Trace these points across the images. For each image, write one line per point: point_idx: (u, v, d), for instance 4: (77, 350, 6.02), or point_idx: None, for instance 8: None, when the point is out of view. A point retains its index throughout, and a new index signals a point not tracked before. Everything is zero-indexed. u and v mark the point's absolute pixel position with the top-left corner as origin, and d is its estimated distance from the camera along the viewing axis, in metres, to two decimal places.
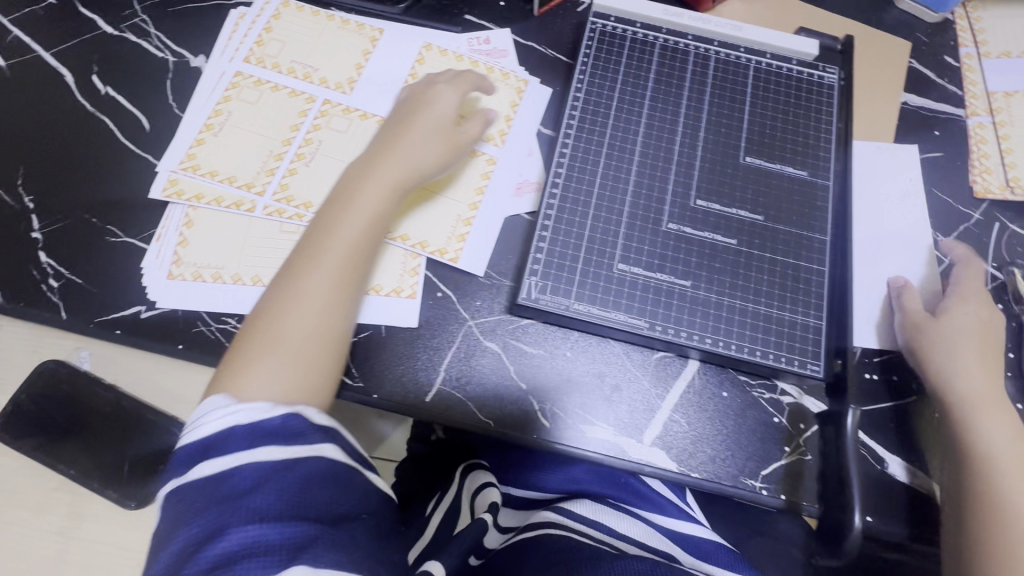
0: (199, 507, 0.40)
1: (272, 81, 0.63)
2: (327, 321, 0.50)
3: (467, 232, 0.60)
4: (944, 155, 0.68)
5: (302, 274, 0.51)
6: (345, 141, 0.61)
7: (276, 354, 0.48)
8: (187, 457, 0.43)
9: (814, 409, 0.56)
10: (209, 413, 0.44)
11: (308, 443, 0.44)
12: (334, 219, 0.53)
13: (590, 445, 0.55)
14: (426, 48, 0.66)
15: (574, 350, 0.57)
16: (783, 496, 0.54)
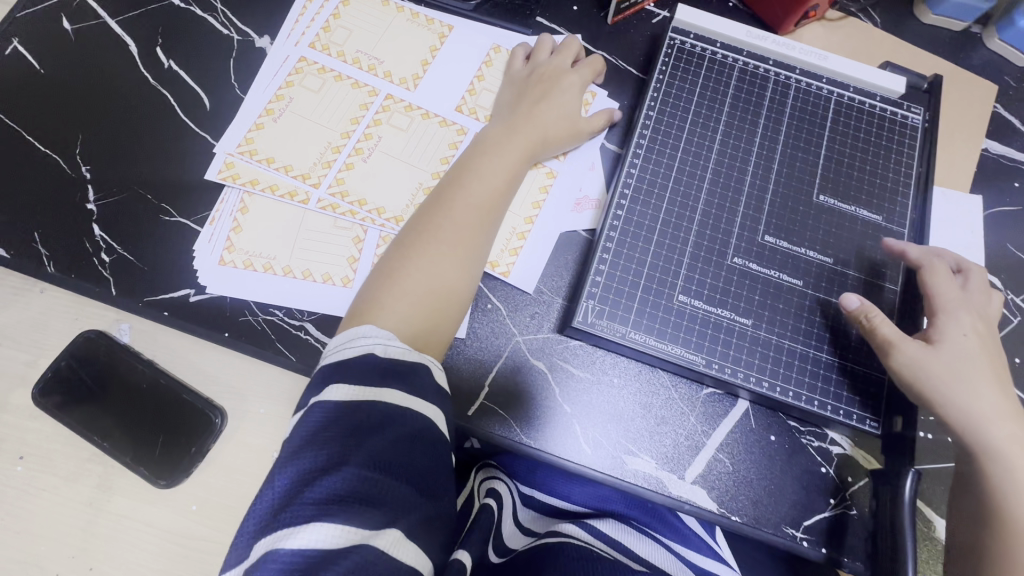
0: (327, 431, 0.40)
1: (336, 70, 0.62)
2: (458, 280, 0.51)
3: (520, 247, 0.59)
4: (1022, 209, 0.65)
5: (426, 242, 0.52)
6: (405, 139, 0.60)
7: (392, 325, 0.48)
8: (324, 379, 0.43)
9: (864, 463, 0.55)
10: (350, 341, 0.45)
11: (425, 399, 0.44)
12: (454, 190, 0.54)
13: (629, 476, 0.53)
14: (494, 50, 0.65)
15: (623, 377, 0.56)
16: (825, 549, 0.52)
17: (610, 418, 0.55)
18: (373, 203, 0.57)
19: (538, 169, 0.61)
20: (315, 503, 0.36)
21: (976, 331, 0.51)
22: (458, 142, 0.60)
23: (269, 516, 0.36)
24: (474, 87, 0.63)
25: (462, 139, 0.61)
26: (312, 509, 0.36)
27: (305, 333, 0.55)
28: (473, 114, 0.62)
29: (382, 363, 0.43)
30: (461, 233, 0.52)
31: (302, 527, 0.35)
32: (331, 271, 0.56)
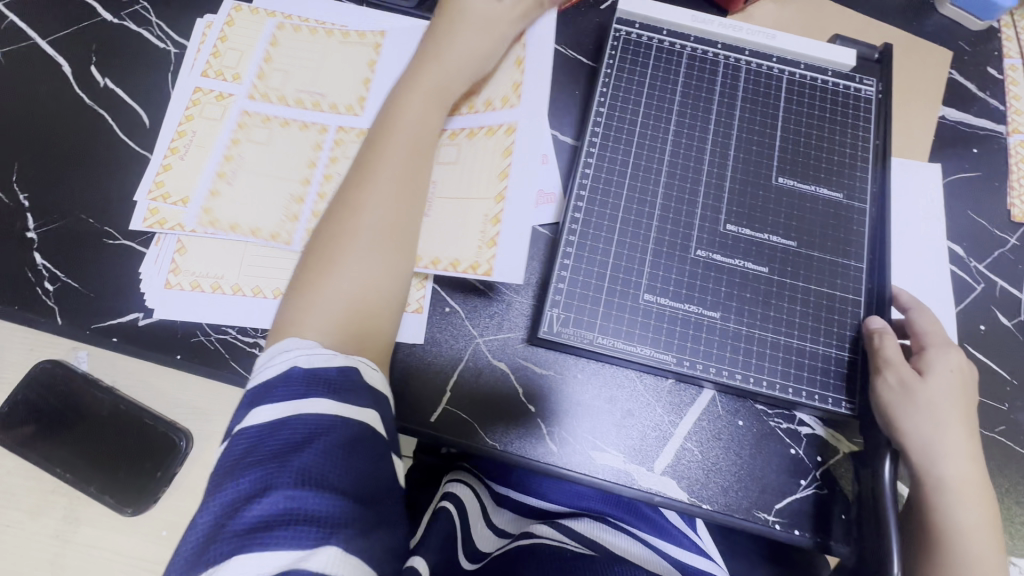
0: (255, 455, 0.38)
1: (400, 104, 0.58)
2: (375, 277, 0.49)
3: (497, 235, 0.54)
4: (981, 176, 0.64)
5: (348, 227, 0.50)
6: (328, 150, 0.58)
7: (316, 317, 0.46)
8: (248, 400, 0.41)
9: (836, 442, 0.54)
10: (270, 357, 0.42)
11: (356, 406, 0.41)
12: (367, 169, 0.52)
13: (598, 472, 0.53)
14: (380, 36, 0.62)
15: (590, 372, 0.55)
16: (799, 532, 0.52)
17: (577, 414, 0.54)
18: (309, 220, 0.56)
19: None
20: (237, 535, 0.34)
21: (965, 373, 0.51)
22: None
23: (200, 550, 0.35)
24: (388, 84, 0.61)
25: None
26: (232, 543, 0.33)
27: (260, 350, 0.54)
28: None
29: (307, 375, 0.41)
30: (381, 215, 0.50)
31: (223, 564, 0.33)
32: (281, 286, 0.55)
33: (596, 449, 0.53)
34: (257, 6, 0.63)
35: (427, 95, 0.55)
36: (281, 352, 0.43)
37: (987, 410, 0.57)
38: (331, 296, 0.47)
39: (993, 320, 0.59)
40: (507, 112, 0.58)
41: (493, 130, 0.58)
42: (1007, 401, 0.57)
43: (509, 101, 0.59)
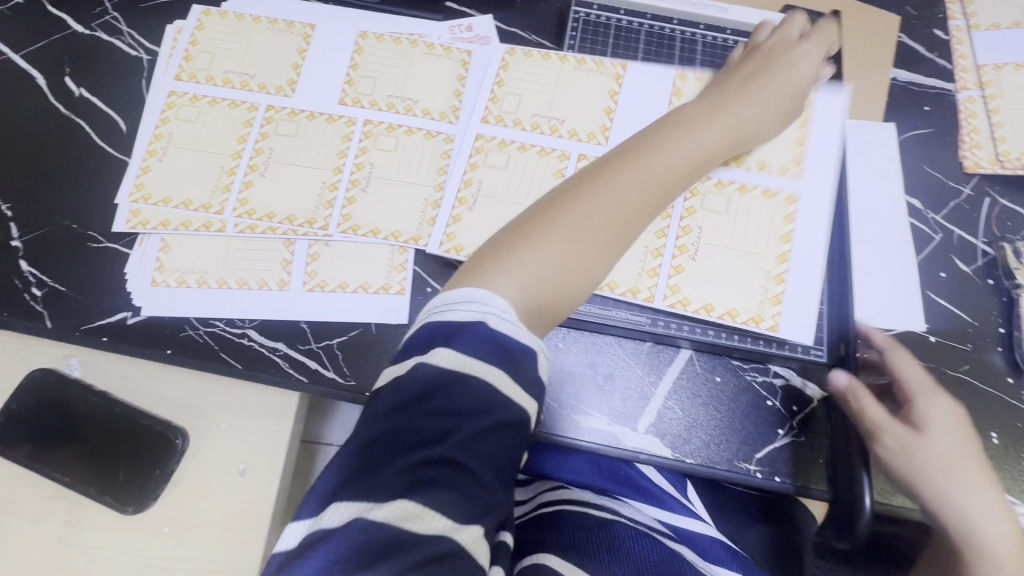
0: (409, 408, 0.34)
1: (517, 140, 0.61)
2: (571, 281, 0.43)
3: (780, 293, 0.57)
4: (933, 132, 0.67)
5: (600, 206, 0.45)
6: (298, 144, 0.60)
7: (513, 268, 0.41)
8: (432, 338, 0.37)
9: (810, 391, 0.57)
10: (467, 302, 0.38)
11: (526, 389, 0.36)
12: (605, 166, 0.47)
13: (584, 435, 0.55)
14: (362, 37, 0.65)
15: (570, 339, 0.57)
16: (779, 479, 0.54)
17: (560, 380, 0.56)
18: (282, 213, 0.58)
19: (435, 138, 0.62)
20: (401, 478, 0.32)
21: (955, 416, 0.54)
22: (350, 133, 0.61)
23: (336, 489, 0.33)
24: (352, 78, 0.63)
25: (353, 129, 0.61)
26: (396, 485, 0.32)
27: (248, 340, 0.55)
28: (358, 103, 0.62)
29: (490, 337, 0.36)
30: (624, 198, 0.45)
31: (383, 502, 0.31)
32: (266, 277, 0.56)
33: (582, 413, 0.55)
34: (226, 9, 0.65)
35: (739, 117, 0.53)
36: (460, 296, 0.38)
37: (951, 351, 0.59)
38: (515, 267, 0.41)
39: (952, 266, 0.62)
40: (788, 181, 0.60)
41: (771, 195, 0.59)
42: (970, 341, 0.60)
43: (788, 171, 0.60)
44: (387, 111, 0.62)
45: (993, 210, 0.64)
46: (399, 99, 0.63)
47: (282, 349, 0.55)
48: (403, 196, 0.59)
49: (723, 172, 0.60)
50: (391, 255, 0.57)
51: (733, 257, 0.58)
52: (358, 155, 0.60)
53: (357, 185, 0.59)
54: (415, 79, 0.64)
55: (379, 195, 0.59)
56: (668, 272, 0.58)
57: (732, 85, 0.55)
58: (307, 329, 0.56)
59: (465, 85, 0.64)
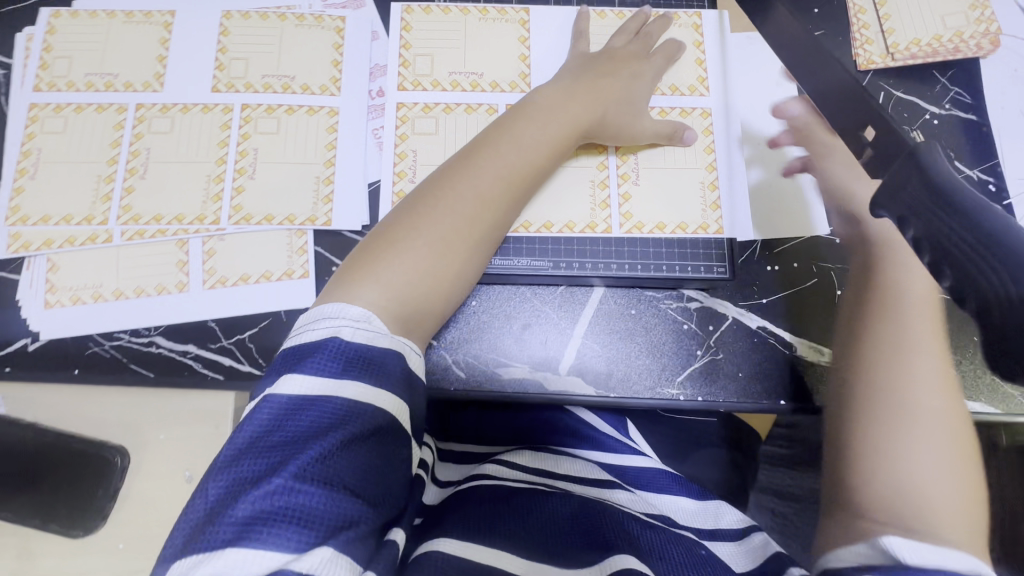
0: (266, 438, 0.37)
1: (441, 102, 0.61)
2: (447, 261, 0.51)
3: (717, 199, 0.61)
4: (826, 33, 0.66)
5: (449, 208, 0.52)
6: (174, 141, 0.58)
7: (383, 277, 0.48)
8: (280, 369, 0.41)
9: (721, 308, 0.58)
10: (320, 320, 0.43)
11: (383, 391, 0.41)
12: (467, 166, 0.54)
13: (507, 387, 0.55)
14: (226, 18, 0.62)
15: (482, 296, 0.57)
16: (701, 398, 0.55)
17: (479, 337, 0.56)
18: (169, 214, 0.56)
19: (318, 113, 0.60)
20: (239, 523, 0.33)
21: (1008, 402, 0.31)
22: (229, 120, 0.59)
23: (192, 534, 0.34)
24: (222, 62, 0.60)
25: (232, 116, 0.59)
26: (234, 530, 0.33)
27: (156, 347, 0.54)
28: (231, 88, 0.60)
29: (345, 348, 0.41)
30: (477, 192, 0.53)
31: (218, 554, 0.32)
32: (163, 282, 0.55)
33: (502, 366, 0.56)
34: (76, 9, 0.61)
35: (585, 106, 0.58)
36: (315, 316, 0.44)
37: None
38: (383, 276, 0.48)
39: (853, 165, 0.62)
40: (698, 98, 0.64)
41: (689, 112, 0.63)
42: None
43: (697, 90, 0.64)
44: (264, 92, 0.60)
45: (889, 104, 0.64)
46: (276, 78, 0.60)
47: (192, 350, 0.54)
48: (292, 177, 0.58)
49: (660, 100, 0.64)
50: (288, 240, 0.56)
51: (672, 180, 0.61)
52: (241, 142, 0.58)
53: (244, 173, 0.57)
54: (289, 54, 0.61)
55: (269, 181, 0.57)
56: (618, 200, 0.61)
57: (594, 71, 0.60)
58: (216, 328, 0.55)
59: (343, 53, 0.62)
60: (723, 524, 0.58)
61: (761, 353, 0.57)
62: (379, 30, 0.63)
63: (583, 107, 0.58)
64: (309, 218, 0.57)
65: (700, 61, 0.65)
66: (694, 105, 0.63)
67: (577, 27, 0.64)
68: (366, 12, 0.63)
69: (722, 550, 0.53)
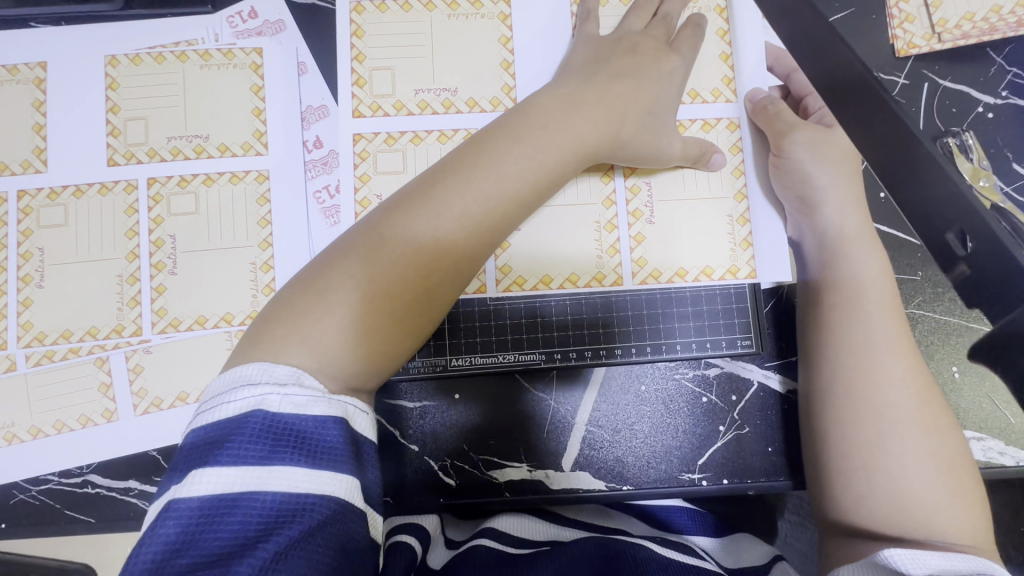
0: (171, 564, 0.26)
1: (407, 131, 0.47)
2: (400, 309, 0.38)
3: (749, 234, 0.48)
4: (856, 12, 0.54)
5: (393, 254, 0.38)
6: (71, 234, 0.47)
7: (312, 336, 0.35)
8: (188, 462, 0.30)
9: (746, 373, 0.49)
10: (233, 389, 0.32)
11: (331, 471, 0.31)
12: (430, 191, 0.40)
13: (504, 492, 0.48)
14: (111, 64, 0.49)
15: (466, 389, 0.49)
16: (726, 481, 0.48)
17: (465, 437, 0.49)
18: (79, 328, 0.46)
19: (243, 180, 0.49)
20: None
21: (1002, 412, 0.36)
22: (134, 202, 0.48)
23: None
24: (116, 126, 0.49)
25: (138, 195, 0.48)
26: None
27: (91, 487, 0.46)
28: (132, 159, 0.48)
29: (271, 425, 0.30)
30: (433, 235, 0.39)
31: None
32: (87, 411, 0.46)
33: (496, 467, 0.48)
34: None
35: (586, 118, 0.44)
36: (228, 385, 0.33)
37: (902, 286, 0.51)
38: (311, 336, 0.35)
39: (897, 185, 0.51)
40: (726, 106, 0.49)
41: (712, 125, 0.49)
42: (920, 270, 0.51)
43: (722, 95, 0.50)
44: (173, 160, 0.49)
45: (934, 97, 0.53)
46: (185, 140, 0.49)
47: (135, 487, 0.47)
48: (221, 266, 0.48)
49: (682, 110, 0.49)
50: (227, 345, 0.47)
51: (692, 217, 0.48)
52: (153, 229, 0.48)
53: (163, 268, 0.47)
54: (197, 106, 0.49)
55: (193, 274, 0.47)
56: (629, 245, 0.47)
57: (607, 68, 0.46)
58: (159, 457, 0.47)
59: (264, 98, 0.50)
60: (745, 562, 0.45)
61: (792, 424, 0.49)
62: (305, 59, 0.51)
63: (583, 132, 0.43)
64: (249, 315, 0.47)
65: (725, 55, 0.50)
66: (719, 115, 0.49)
67: (584, 4, 0.48)
68: (286, 36, 0.51)
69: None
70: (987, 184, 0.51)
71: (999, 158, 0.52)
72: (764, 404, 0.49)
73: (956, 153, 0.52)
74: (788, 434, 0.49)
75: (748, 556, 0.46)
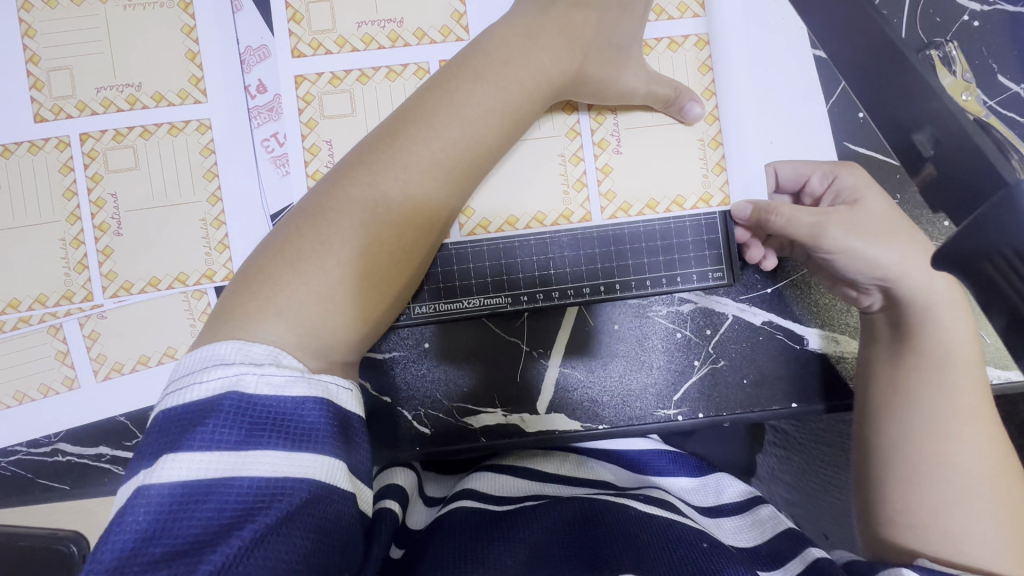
0: (141, 554, 0.24)
1: (353, 68, 0.44)
2: (373, 269, 0.35)
3: (722, 158, 0.46)
4: None
5: (364, 212, 0.35)
6: (4, 197, 0.45)
7: (287, 308, 0.32)
8: (156, 447, 0.27)
9: (718, 306, 0.48)
10: (202, 369, 0.29)
11: (315, 455, 0.28)
12: (394, 144, 0.37)
13: (480, 438, 0.48)
14: (24, 9, 0.45)
15: (441, 340, 0.48)
16: (701, 414, 0.48)
17: (442, 387, 0.48)
18: (27, 297, 0.45)
19: (184, 131, 0.46)
20: None
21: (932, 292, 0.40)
22: (68, 159, 0.45)
23: None
24: (39, 78, 0.45)
25: (71, 152, 0.45)
26: None
27: (62, 455, 0.46)
28: (60, 113, 0.45)
29: (247, 407, 0.28)
30: (403, 189, 0.36)
31: None
32: (46, 381, 0.45)
33: (471, 414, 0.48)
34: None
35: (544, 42, 0.40)
36: (198, 364, 0.29)
37: None
38: (287, 307, 0.32)
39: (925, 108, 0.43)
40: (693, 23, 0.46)
41: (680, 44, 0.46)
42: (900, 193, 0.49)
43: (690, 10, 0.46)
44: (104, 112, 0.45)
45: (915, 6, 0.50)
46: (115, 90, 0.45)
47: (107, 452, 0.46)
48: (169, 225, 0.45)
49: (647, 29, 0.46)
50: (186, 306, 0.45)
51: (661, 145, 0.45)
52: (92, 188, 0.45)
53: (107, 229, 0.45)
54: (125, 52, 0.45)
55: (141, 235, 0.45)
56: (596, 177, 0.45)
57: None
58: (128, 423, 0.46)
59: (198, 39, 0.46)
60: (726, 499, 0.45)
61: (765, 353, 0.49)
62: None
63: (542, 64, 0.40)
64: (206, 273, 0.46)
65: None
66: (687, 33, 0.46)
67: None
68: None
69: (724, 527, 0.42)
70: (971, 97, 0.49)
71: (983, 69, 0.50)
72: (734, 333, 0.48)
73: (940, 65, 0.49)
74: (762, 365, 0.48)
75: (729, 492, 0.46)
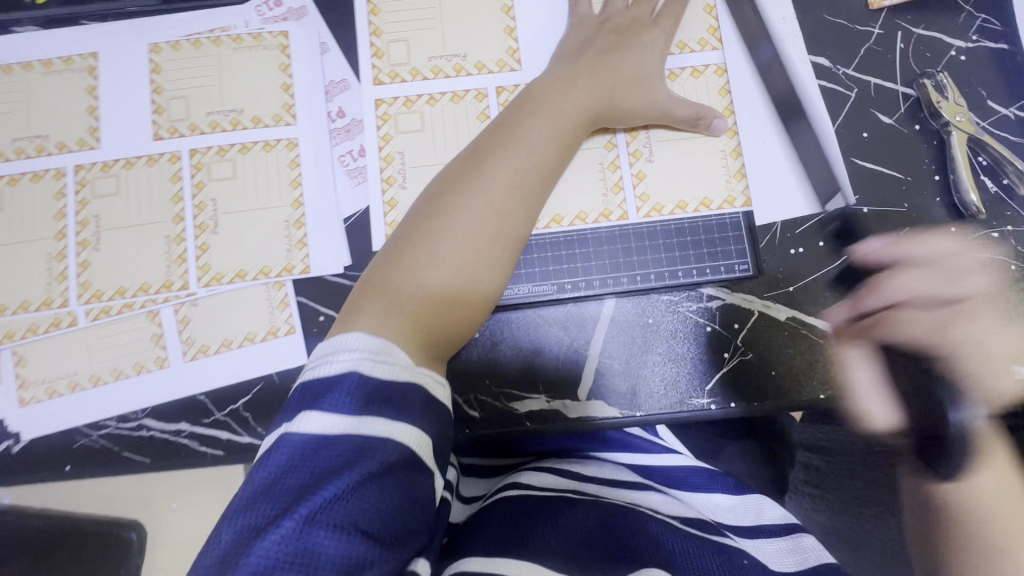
0: (281, 484, 0.30)
1: (423, 93, 0.52)
2: (472, 274, 0.42)
3: (742, 166, 0.54)
4: None
5: (457, 229, 0.43)
6: (123, 202, 0.52)
7: (406, 305, 0.40)
8: (297, 405, 0.34)
9: (745, 303, 0.52)
10: (335, 351, 0.35)
11: (414, 429, 0.35)
12: (475, 172, 0.45)
13: (522, 420, 0.51)
14: (155, 51, 0.55)
15: (500, 327, 0.52)
16: (733, 403, 0.51)
17: (489, 370, 0.52)
18: (133, 285, 0.51)
19: (276, 147, 0.54)
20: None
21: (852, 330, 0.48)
22: (178, 170, 0.53)
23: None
24: (160, 104, 0.54)
25: (181, 164, 0.53)
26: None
27: (146, 431, 0.50)
28: (175, 133, 0.54)
29: (369, 382, 0.34)
30: (489, 210, 0.44)
31: None
32: (140, 360, 0.51)
33: (515, 398, 0.52)
34: None
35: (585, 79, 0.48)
36: (331, 348, 0.36)
37: (889, 216, 0.54)
38: (404, 303, 0.40)
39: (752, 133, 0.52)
40: (711, 54, 0.55)
41: (702, 73, 0.54)
42: (906, 201, 0.54)
43: (709, 43, 0.56)
44: (211, 132, 0.54)
45: (908, 46, 0.57)
46: (222, 114, 0.54)
47: (186, 428, 0.50)
48: (257, 227, 0.52)
49: (673, 60, 0.54)
50: (267, 295, 0.52)
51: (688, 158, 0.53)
52: (196, 194, 0.53)
53: (206, 228, 0.52)
54: (232, 84, 0.55)
55: (234, 234, 0.52)
56: (632, 182, 0.52)
57: (601, 38, 0.51)
58: (207, 400, 0.51)
59: (292, 74, 0.55)
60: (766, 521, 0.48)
61: (790, 346, 0.52)
62: (327, 39, 0.55)
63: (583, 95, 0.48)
64: (285, 267, 0.52)
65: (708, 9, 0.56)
66: (707, 62, 0.55)
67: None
68: (309, 21, 0.55)
69: (763, 548, 0.45)
70: (965, 119, 0.55)
71: (974, 95, 0.56)
72: (756, 326, 0.52)
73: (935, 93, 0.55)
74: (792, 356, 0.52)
75: (768, 515, 0.50)
